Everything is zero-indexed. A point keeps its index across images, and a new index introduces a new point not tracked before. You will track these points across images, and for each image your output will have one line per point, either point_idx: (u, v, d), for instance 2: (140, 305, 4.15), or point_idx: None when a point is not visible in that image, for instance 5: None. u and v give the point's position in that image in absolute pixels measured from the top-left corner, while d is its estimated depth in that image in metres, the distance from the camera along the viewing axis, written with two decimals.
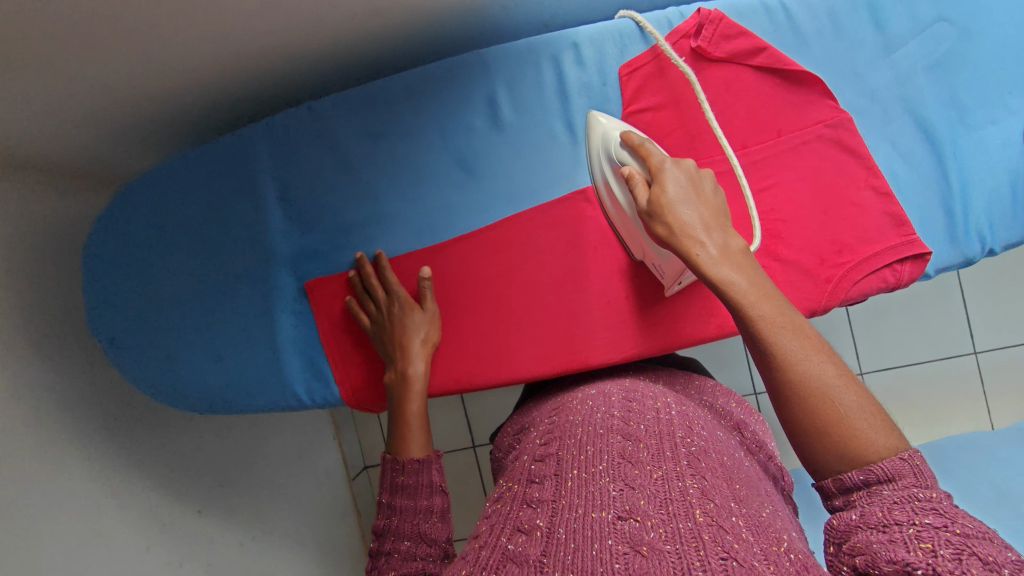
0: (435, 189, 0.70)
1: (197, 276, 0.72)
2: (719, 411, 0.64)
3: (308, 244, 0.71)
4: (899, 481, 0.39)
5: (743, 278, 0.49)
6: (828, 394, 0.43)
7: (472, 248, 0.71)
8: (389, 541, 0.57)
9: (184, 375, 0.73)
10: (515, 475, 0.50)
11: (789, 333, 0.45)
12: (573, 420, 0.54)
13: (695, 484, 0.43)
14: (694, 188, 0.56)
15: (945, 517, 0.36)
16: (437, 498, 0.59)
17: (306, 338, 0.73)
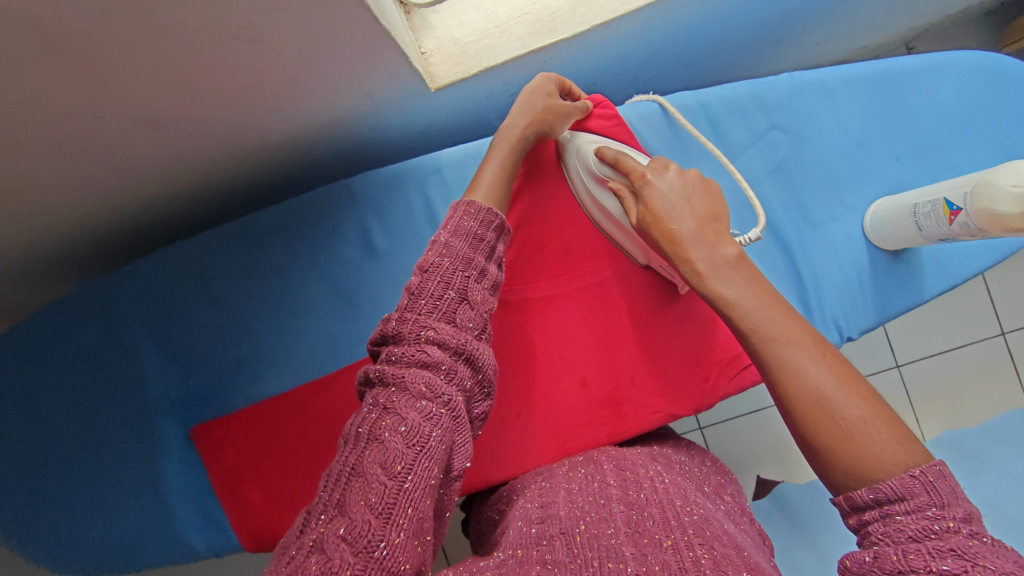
0: (317, 322, 0.69)
1: (71, 438, 0.69)
2: (701, 476, 0.59)
3: (192, 389, 0.71)
4: (913, 502, 0.34)
5: (737, 292, 0.44)
6: (828, 405, 0.37)
7: (352, 381, 0.68)
8: (433, 282, 0.45)
9: (67, 544, 0.69)
10: (511, 542, 0.46)
11: (786, 343, 0.40)
12: (570, 489, 0.53)
13: (706, 554, 0.40)
14: (683, 196, 0.49)
15: (965, 560, 0.30)
16: (494, 269, 0.49)
17: (198, 487, 0.71)
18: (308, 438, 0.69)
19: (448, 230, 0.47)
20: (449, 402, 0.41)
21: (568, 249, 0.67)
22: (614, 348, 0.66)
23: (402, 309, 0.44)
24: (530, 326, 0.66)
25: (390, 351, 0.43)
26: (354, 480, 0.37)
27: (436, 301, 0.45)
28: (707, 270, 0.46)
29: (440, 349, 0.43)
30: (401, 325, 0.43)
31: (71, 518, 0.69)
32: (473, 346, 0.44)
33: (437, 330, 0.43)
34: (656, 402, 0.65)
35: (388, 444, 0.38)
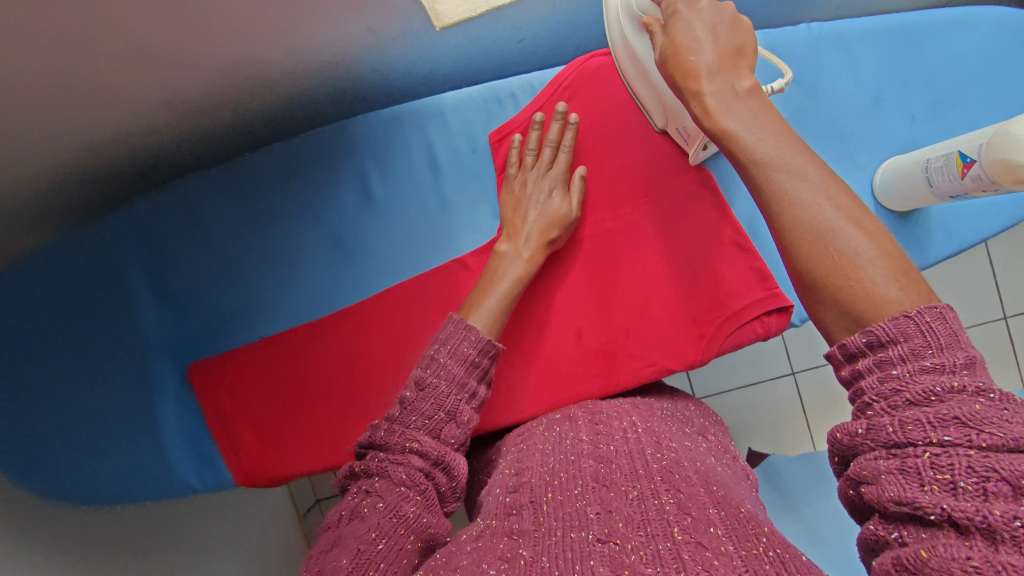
0: (312, 266, 0.69)
1: (63, 374, 0.69)
2: (684, 419, 0.59)
3: (186, 329, 0.71)
4: (904, 346, 0.34)
5: (741, 126, 0.43)
6: (822, 240, 0.38)
7: (345, 325, 0.68)
8: (425, 402, 0.48)
9: (61, 477, 0.70)
10: (489, 511, 0.45)
11: (791, 176, 0.40)
12: (545, 450, 0.52)
13: (670, 501, 0.40)
14: (707, 28, 0.46)
15: (968, 429, 0.30)
16: (484, 390, 0.51)
17: (193, 426, 0.71)
18: (301, 380, 0.69)
19: (447, 354, 0.49)
20: (425, 491, 0.45)
21: None
22: (610, 302, 0.65)
23: (391, 419, 0.48)
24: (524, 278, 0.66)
25: (375, 455, 0.47)
26: (334, 546, 0.41)
27: (426, 419, 0.47)
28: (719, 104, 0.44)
29: (422, 460, 0.46)
30: (388, 436, 0.47)
31: (65, 453, 0.70)
32: (452, 459, 0.47)
33: (421, 444, 0.46)
34: (650, 356, 0.64)
35: (367, 518, 0.42)
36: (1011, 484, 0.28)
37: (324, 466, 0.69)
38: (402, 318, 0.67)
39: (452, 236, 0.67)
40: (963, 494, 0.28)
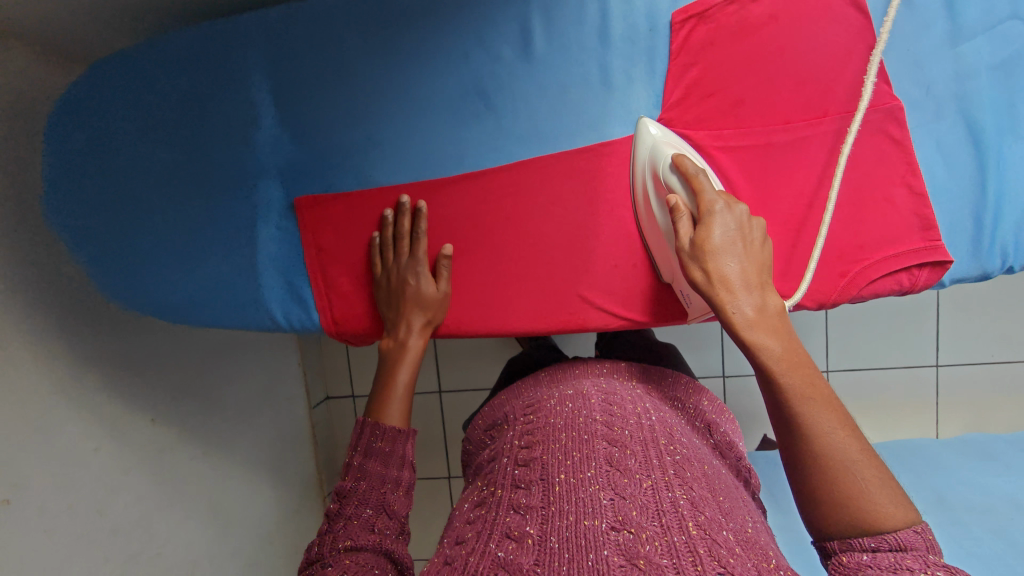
0: (449, 119, 0.64)
1: (170, 175, 0.69)
2: (695, 413, 0.74)
3: (302, 158, 0.67)
4: (912, 550, 0.40)
5: (776, 343, 0.47)
6: (849, 468, 0.42)
7: (471, 189, 0.65)
8: (352, 505, 0.58)
9: (150, 281, 0.71)
10: (500, 479, 0.60)
11: (818, 404, 0.45)
12: (558, 424, 0.64)
13: (682, 496, 0.53)
14: (741, 236, 0.53)
15: (955, 574, 0.38)
16: (405, 471, 0.61)
17: (289, 259, 0.69)
18: (414, 237, 0.68)
19: (360, 460, 0.59)
20: (376, 562, 0.55)
21: (741, 100, 0.59)
22: (755, 221, 0.61)
23: (325, 532, 0.57)
24: None
25: (321, 551, 0.55)
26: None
27: (360, 521, 0.57)
28: (733, 291, 0.50)
29: (362, 551, 0.55)
30: (321, 547, 0.56)
31: (157, 256, 0.70)
32: (391, 546, 0.56)
33: (355, 539, 0.56)
34: (780, 286, 0.62)
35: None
36: None
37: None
38: (538, 192, 0.65)
39: (606, 117, 0.62)
40: None
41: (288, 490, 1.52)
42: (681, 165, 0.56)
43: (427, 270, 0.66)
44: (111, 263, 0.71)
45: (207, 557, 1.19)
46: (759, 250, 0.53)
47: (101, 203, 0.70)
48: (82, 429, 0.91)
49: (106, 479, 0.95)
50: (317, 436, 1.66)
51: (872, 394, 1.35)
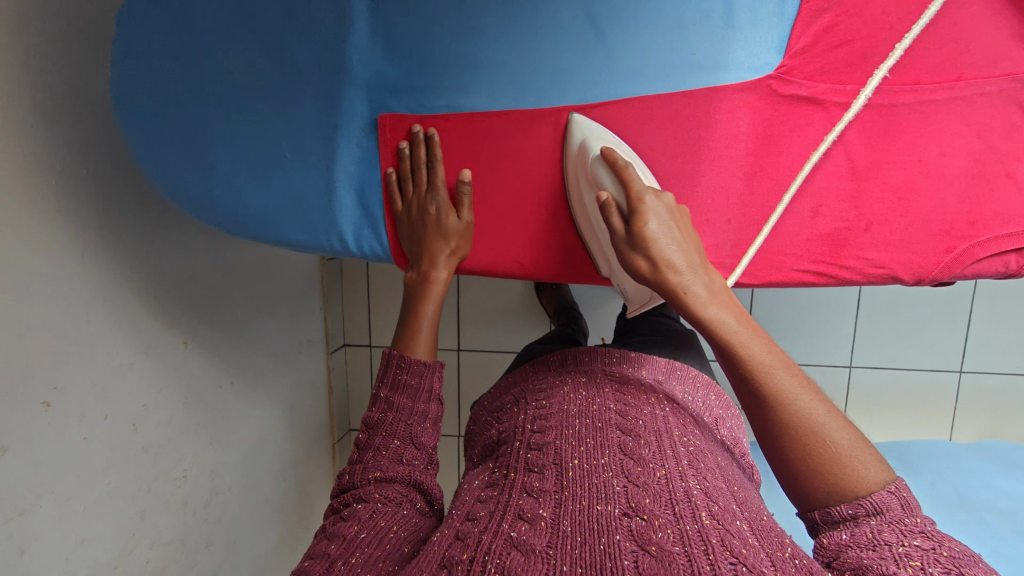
0: (554, 45, 0.60)
1: (249, 79, 0.65)
2: (705, 408, 0.79)
3: (390, 72, 0.63)
4: (887, 514, 0.45)
5: (731, 319, 0.53)
6: (820, 429, 0.48)
7: (565, 123, 0.62)
8: (379, 436, 0.62)
9: (217, 190, 0.68)
10: (512, 462, 0.61)
11: (784, 372, 0.50)
12: (571, 411, 0.67)
13: (696, 486, 0.54)
14: (675, 224, 0.57)
15: (931, 540, 0.43)
16: (432, 405, 0.65)
17: (366, 179, 0.67)
18: (496, 170, 0.66)
19: (388, 394, 0.63)
20: (408, 497, 0.60)
21: (871, 54, 0.56)
22: (865, 186, 0.59)
23: (353, 463, 0.62)
24: (787, 132, 0.59)
25: (355, 488, 0.60)
26: (347, 521, 0.56)
27: (389, 452, 0.62)
28: (682, 275, 0.55)
29: (392, 483, 0.60)
30: (352, 477, 0.61)
31: (227, 164, 0.67)
32: (418, 477, 0.61)
33: (383, 471, 0.60)
34: (880, 257, 0.60)
35: (362, 513, 0.57)
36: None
37: (500, 265, 0.69)
38: (638, 133, 0.61)
39: (724, 62, 0.58)
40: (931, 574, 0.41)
41: (303, 429, 1.52)
42: (609, 160, 0.59)
43: (446, 198, 0.66)
44: (176, 166, 0.68)
45: (226, 485, 1.19)
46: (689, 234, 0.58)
47: (170, 101, 0.66)
48: (120, 340, 0.89)
49: (138, 395, 0.94)
50: (332, 381, 1.65)
51: (890, 391, 1.42)
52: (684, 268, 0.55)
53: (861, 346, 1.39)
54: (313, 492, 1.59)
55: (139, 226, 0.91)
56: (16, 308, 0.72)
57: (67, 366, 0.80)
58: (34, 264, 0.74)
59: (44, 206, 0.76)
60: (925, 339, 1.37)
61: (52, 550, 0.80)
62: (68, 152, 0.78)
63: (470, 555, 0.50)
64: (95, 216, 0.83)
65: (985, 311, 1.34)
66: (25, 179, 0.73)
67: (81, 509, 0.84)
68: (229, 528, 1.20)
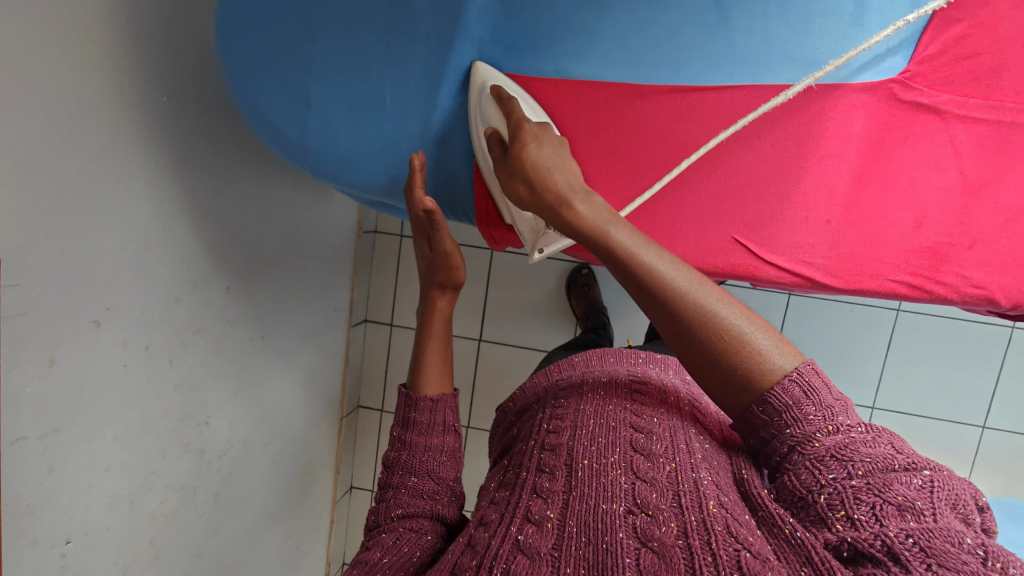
0: (676, 23, 0.59)
1: (358, 14, 0.63)
2: None
3: (505, 30, 0.62)
4: (798, 429, 0.46)
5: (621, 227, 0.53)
6: (717, 324, 0.48)
7: (673, 104, 0.62)
8: (398, 475, 0.64)
9: (308, 125, 0.67)
10: (526, 461, 0.58)
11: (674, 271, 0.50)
12: (586, 408, 0.61)
13: (708, 476, 0.51)
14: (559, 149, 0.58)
15: (847, 466, 0.44)
16: (446, 436, 0.67)
17: (460, 133, 0.68)
18: (597, 142, 0.65)
19: (402, 431, 0.66)
20: (424, 530, 0.60)
21: (1000, 70, 0.55)
22: (974, 204, 0.59)
23: (378, 504, 0.64)
24: (902, 138, 0.58)
25: (377, 531, 0.61)
26: (371, 549, 0.58)
27: (408, 488, 0.63)
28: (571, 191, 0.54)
29: (412, 518, 0.61)
30: (377, 516, 0.62)
31: (321, 100, 0.66)
32: (439, 511, 0.62)
33: (403, 508, 0.61)
34: (979, 277, 0.60)
35: (381, 546, 0.57)
36: (896, 506, 0.41)
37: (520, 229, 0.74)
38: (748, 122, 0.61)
39: (846, 60, 0.57)
40: (858, 522, 0.42)
41: (317, 398, 1.49)
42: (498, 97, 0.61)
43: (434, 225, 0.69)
44: (266, 99, 0.67)
45: (241, 440, 1.15)
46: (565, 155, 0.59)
47: (270, 29, 0.65)
48: (170, 272, 0.87)
49: (179, 331, 0.92)
50: (349, 354, 1.62)
51: (915, 438, 1.38)
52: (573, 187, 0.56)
53: (891, 388, 1.37)
54: (316, 464, 1.55)
55: (206, 161, 0.90)
56: (81, 219, 0.70)
57: (117, 290, 0.78)
58: (105, 179, 0.73)
59: (120, 121, 0.74)
60: (957, 390, 1.35)
61: (76, 474, 0.77)
62: (152, 73, 0.78)
63: (477, 563, 0.50)
64: (167, 142, 0.82)
65: (1022, 369, 1.32)
66: (109, 91, 0.72)
67: (108, 437, 0.81)
68: (237, 485, 1.17)
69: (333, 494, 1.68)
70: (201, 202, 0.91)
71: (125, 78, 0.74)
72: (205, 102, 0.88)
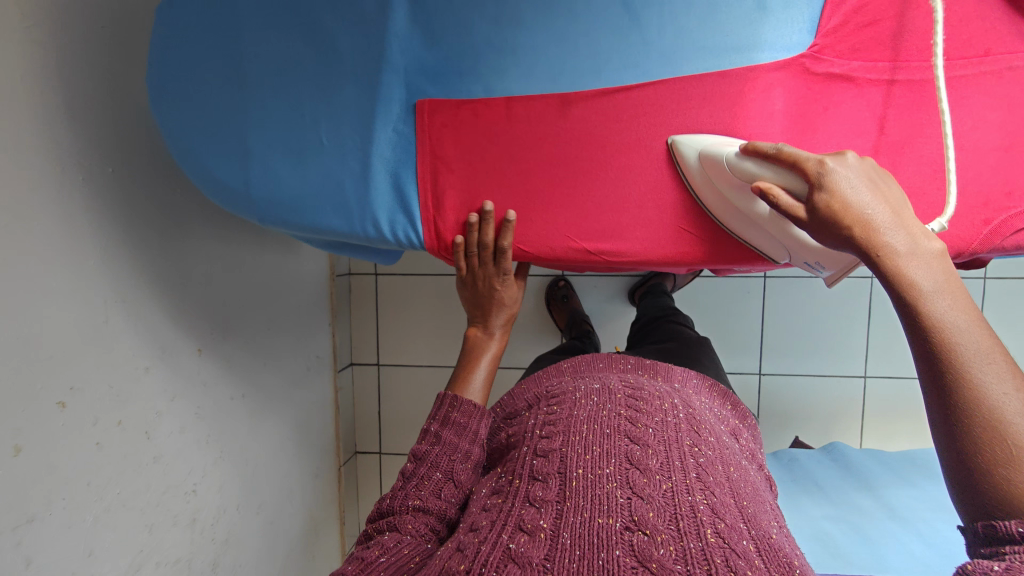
0: (592, 28, 0.61)
1: (290, 63, 0.66)
2: (725, 417, 0.73)
3: (431, 59, 0.65)
4: None
5: (931, 283, 0.48)
6: (1004, 420, 0.42)
7: (602, 106, 0.63)
8: (423, 466, 0.66)
9: (253, 175, 0.67)
10: (520, 467, 0.58)
11: (982, 353, 0.45)
12: (580, 415, 0.62)
13: (704, 501, 0.51)
14: (875, 186, 0.52)
15: None
16: (474, 447, 0.69)
17: (401, 161, 0.67)
18: (535, 151, 0.66)
19: (438, 427, 0.69)
20: (424, 531, 0.60)
21: (901, 32, 0.58)
22: (901, 160, 0.60)
23: (394, 491, 0.65)
24: (823, 109, 0.60)
25: (385, 519, 0.63)
26: (371, 547, 0.58)
27: (426, 483, 0.65)
28: (886, 234, 0.50)
29: (422, 513, 0.62)
30: (392, 503, 0.64)
31: (263, 150, 0.67)
32: (446, 512, 0.63)
33: (419, 501, 0.63)
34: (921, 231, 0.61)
35: (384, 543, 0.58)
36: None
37: (534, 247, 0.69)
38: (676, 113, 0.62)
39: (757, 42, 0.59)
40: None
41: (311, 450, 1.46)
42: (757, 152, 0.56)
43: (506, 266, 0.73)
44: (208, 155, 0.68)
45: (234, 503, 1.13)
46: (895, 192, 0.52)
47: (207, 87, 0.67)
48: (136, 342, 0.86)
49: (154, 400, 0.90)
50: (339, 401, 1.60)
51: (909, 402, 1.39)
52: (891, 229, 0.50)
53: (877, 356, 1.38)
54: (319, 518, 1.51)
55: (160, 227, 0.91)
56: (36, 300, 0.70)
57: (82, 367, 0.77)
58: (58, 257, 0.73)
59: (66, 198, 0.74)
60: None
61: (58, 562, 0.75)
62: (93, 148, 0.78)
63: (466, 567, 0.48)
64: (117, 213, 0.82)
65: (999, 319, 1.34)
66: (52, 170, 0.72)
67: (89, 517, 0.79)
68: (236, 552, 1.13)
69: (340, 546, 1.64)
70: (162, 268, 0.91)
71: (65, 156, 0.74)
72: (151, 169, 0.89)
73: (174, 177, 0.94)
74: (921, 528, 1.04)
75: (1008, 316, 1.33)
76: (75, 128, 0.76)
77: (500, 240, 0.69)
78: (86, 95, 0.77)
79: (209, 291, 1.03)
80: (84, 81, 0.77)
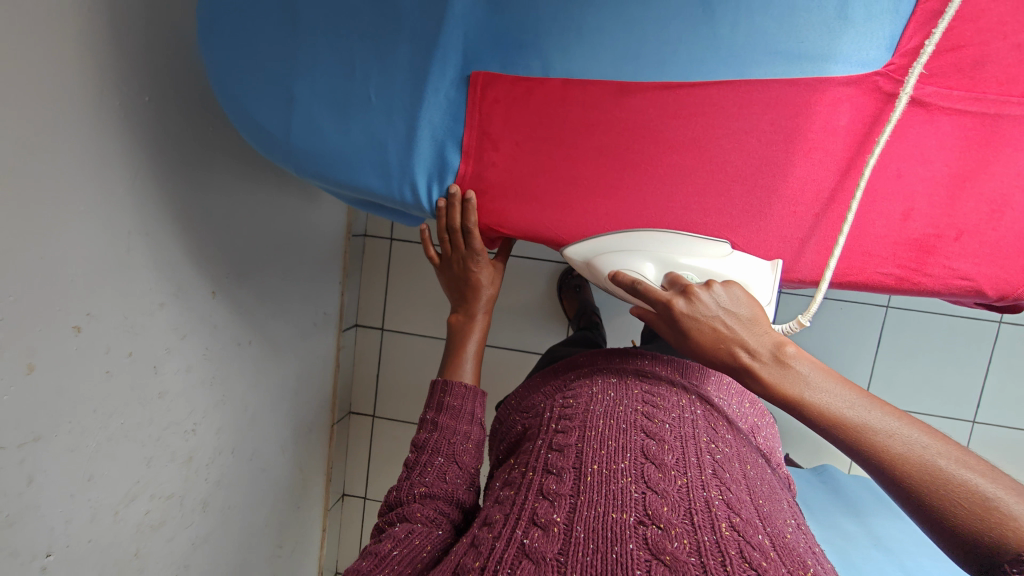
0: (662, 17, 0.59)
1: (348, 14, 0.64)
2: (741, 414, 0.75)
3: (491, 28, 0.63)
4: None
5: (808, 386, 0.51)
6: (954, 496, 0.43)
7: (661, 100, 0.61)
8: (426, 454, 0.67)
9: (296, 127, 0.66)
10: (534, 458, 0.58)
11: (884, 440, 0.46)
12: (597, 409, 0.62)
13: (719, 497, 0.52)
14: (723, 306, 0.56)
15: None
16: (473, 426, 0.71)
17: (448, 130, 0.66)
18: (587, 138, 0.65)
19: (434, 412, 0.70)
20: (437, 519, 0.61)
21: (983, 62, 0.55)
22: (960, 194, 0.59)
23: (401, 482, 0.65)
24: (887, 132, 0.59)
25: (395, 512, 0.63)
26: (383, 541, 0.58)
27: (433, 469, 0.65)
28: (749, 351, 0.54)
29: (432, 498, 0.63)
30: (399, 495, 0.64)
31: (309, 100, 0.65)
32: (459, 495, 0.64)
33: (426, 487, 0.63)
34: (966, 269, 0.61)
35: (395, 535, 0.58)
36: None
37: (569, 233, 0.68)
38: (734, 116, 0.61)
39: (831, 54, 0.57)
40: None
41: (308, 404, 1.47)
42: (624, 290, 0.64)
43: (475, 246, 0.75)
44: (255, 100, 0.66)
45: (230, 448, 1.14)
46: (738, 301, 0.56)
47: (258, 28, 0.65)
48: (154, 277, 0.86)
49: (163, 337, 0.90)
50: (340, 359, 1.61)
51: None
52: (750, 343, 0.54)
53: (883, 385, 1.37)
54: (309, 471, 1.53)
55: (188, 165, 0.89)
56: (61, 225, 0.69)
57: (98, 296, 0.77)
58: (86, 183, 0.72)
59: (102, 124, 0.73)
60: (949, 387, 1.35)
61: (59, 484, 0.76)
62: (130, 77, 0.77)
63: (481, 564, 0.48)
64: (147, 146, 0.81)
65: (1010, 365, 1.33)
66: (91, 94, 0.71)
67: (92, 445, 0.80)
68: (227, 494, 1.15)
69: (325, 502, 1.66)
70: (186, 205, 0.90)
71: (104, 80, 0.73)
72: (183, 106, 0.87)
73: (205, 115, 0.92)
74: (904, 560, 1.05)
75: (1019, 363, 1.32)
76: (116, 55, 0.74)
77: (466, 221, 0.70)
78: (127, 22, 0.75)
79: (228, 236, 1.02)
80: (127, 6, 0.75)
